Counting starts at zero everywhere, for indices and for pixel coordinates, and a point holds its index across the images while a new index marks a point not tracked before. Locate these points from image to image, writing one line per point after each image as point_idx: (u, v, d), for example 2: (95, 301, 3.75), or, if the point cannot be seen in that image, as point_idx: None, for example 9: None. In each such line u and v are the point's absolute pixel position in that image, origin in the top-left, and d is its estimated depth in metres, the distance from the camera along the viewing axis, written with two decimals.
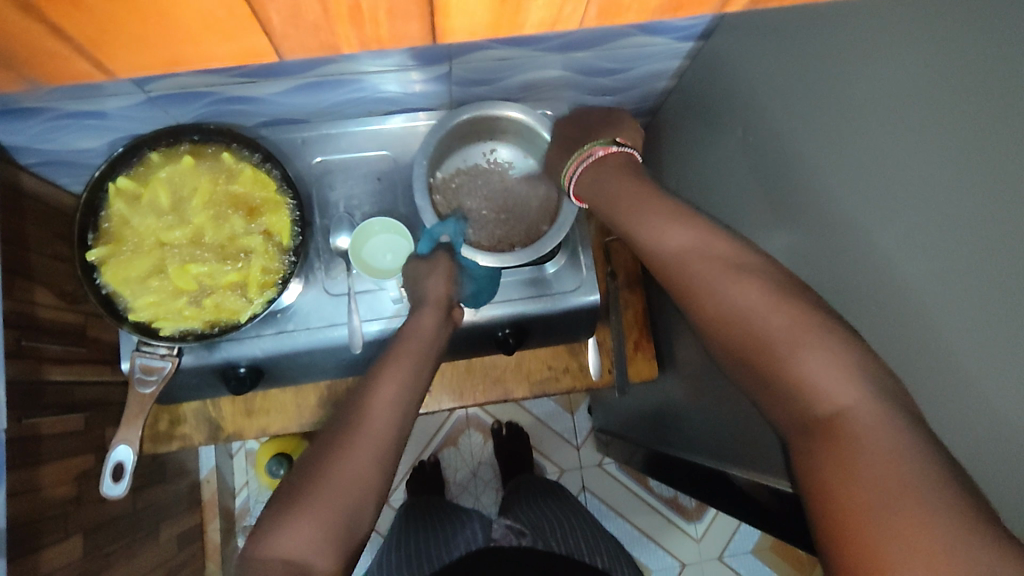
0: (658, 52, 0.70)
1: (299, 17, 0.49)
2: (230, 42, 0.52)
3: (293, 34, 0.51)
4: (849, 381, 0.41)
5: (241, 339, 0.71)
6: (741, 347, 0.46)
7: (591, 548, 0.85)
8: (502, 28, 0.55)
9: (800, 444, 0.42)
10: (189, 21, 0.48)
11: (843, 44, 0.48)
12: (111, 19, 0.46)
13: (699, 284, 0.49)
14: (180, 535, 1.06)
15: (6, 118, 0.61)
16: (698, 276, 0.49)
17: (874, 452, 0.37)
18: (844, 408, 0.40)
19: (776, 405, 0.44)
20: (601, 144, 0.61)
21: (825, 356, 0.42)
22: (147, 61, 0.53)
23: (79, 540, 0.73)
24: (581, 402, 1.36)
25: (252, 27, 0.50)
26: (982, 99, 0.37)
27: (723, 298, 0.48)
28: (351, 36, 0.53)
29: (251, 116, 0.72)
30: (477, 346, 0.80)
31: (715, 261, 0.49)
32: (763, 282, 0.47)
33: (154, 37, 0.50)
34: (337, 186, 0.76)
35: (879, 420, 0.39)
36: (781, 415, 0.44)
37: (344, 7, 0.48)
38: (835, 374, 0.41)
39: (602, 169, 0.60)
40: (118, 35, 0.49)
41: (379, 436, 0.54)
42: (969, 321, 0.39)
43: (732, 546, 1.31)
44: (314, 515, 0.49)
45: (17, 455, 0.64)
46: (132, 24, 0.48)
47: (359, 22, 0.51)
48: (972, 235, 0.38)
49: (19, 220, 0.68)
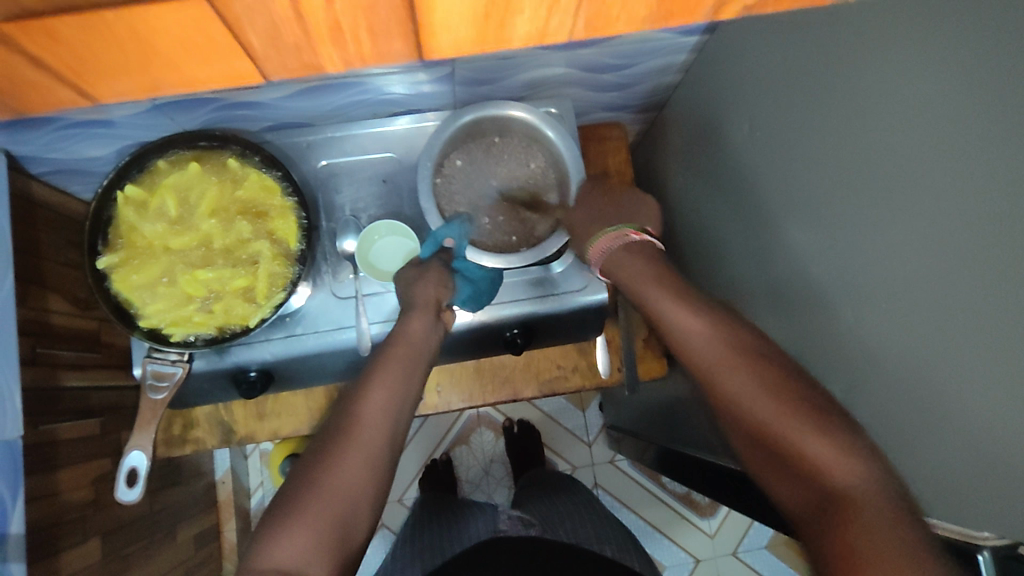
0: (662, 47, 0.70)
1: (279, 38, 0.43)
2: (212, 63, 0.47)
3: (274, 55, 0.46)
4: (852, 468, 0.45)
5: (250, 344, 0.71)
6: (755, 432, 0.51)
7: (602, 539, 0.85)
8: (489, 42, 0.48)
9: (809, 523, 0.46)
10: (168, 42, 0.43)
11: (843, 37, 0.47)
12: (83, 43, 0.42)
13: (715, 371, 0.54)
14: (198, 535, 1.07)
15: (13, 130, 0.61)
16: (713, 363, 0.54)
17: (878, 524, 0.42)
18: (849, 485, 0.45)
19: (785, 487, 0.49)
20: (633, 228, 0.63)
21: (830, 440, 0.47)
22: (130, 87, 0.48)
23: (98, 542, 0.74)
24: (592, 398, 1.35)
25: (229, 46, 0.44)
26: (981, 90, 0.36)
27: (735, 381, 0.53)
28: (335, 58, 0.47)
29: (257, 120, 0.73)
30: (485, 347, 0.80)
31: (727, 354, 0.54)
32: (765, 375, 0.52)
33: (128, 59, 0.44)
34: (343, 189, 0.76)
35: (883, 497, 0.44)
36: (788, 498, 0.49)
37: (325, 27, 0.43)
38: (841, 456, 0.46)
39: (630, 253, 0.62)
40: (93, 57, 0.43)
41: (371, 439, 0.54)
42: (976, 316, 0.38)
43: (747, 542, 1.30)
44: (306, 521, 0.49)
45: (36, 461, 0.64)
46: (105, 46, 0.42)
47: (341, 43, 0.45)
48: (975, 225, 0.37)
49: (31, 229, 0.69)
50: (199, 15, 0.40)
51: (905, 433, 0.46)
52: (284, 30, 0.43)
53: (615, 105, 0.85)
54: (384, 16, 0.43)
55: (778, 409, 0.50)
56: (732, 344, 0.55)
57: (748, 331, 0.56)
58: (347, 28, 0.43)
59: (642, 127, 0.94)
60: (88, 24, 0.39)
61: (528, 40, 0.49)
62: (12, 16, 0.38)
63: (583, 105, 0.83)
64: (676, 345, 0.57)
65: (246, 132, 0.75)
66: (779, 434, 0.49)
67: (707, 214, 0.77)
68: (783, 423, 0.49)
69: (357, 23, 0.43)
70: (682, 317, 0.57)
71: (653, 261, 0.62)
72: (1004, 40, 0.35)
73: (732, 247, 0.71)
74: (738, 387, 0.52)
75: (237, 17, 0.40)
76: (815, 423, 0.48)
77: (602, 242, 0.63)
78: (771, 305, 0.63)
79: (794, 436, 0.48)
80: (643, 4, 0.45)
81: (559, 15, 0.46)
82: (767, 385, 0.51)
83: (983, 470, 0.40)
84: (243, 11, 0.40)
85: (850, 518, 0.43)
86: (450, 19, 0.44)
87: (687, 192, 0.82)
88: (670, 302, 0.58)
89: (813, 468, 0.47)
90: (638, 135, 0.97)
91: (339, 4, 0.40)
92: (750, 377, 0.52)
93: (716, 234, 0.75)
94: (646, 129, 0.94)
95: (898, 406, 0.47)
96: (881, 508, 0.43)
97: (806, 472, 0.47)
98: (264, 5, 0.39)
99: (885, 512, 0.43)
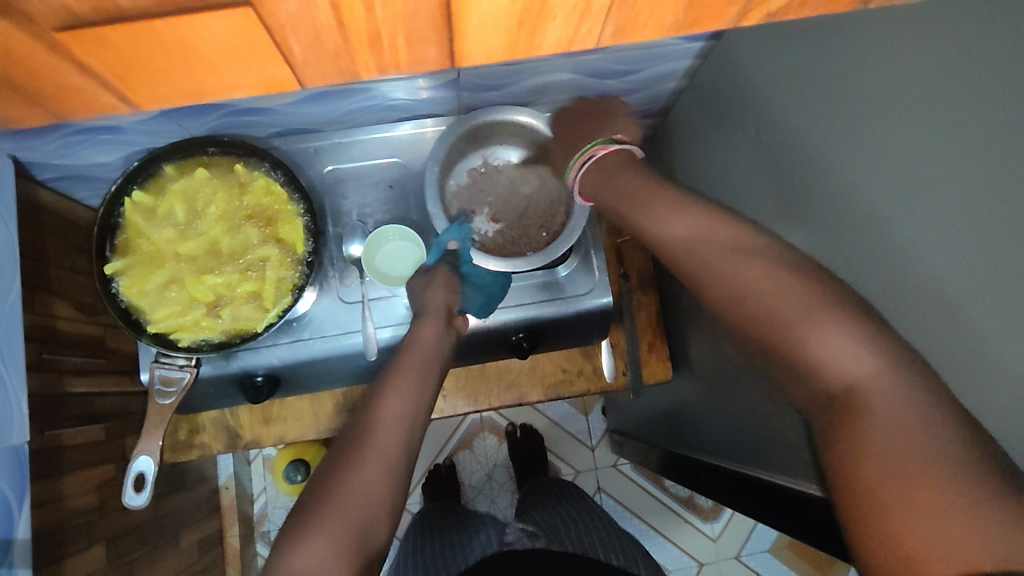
0: (666, 53, 0.71)
1: (320, 46, 0.43)
2: (249, 72, 0.45)
3: (314, 61, 0.45)
4: (855, 354, 0.42)
5: (258, 349, 0.72)
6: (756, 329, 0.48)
7: (607, 548, 0.85)
8: (519, 50, 0.47)
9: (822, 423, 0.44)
10: (214, 51, 0.42)
11: (852, 46, 0.48)
12: (128, 49, 0.40)
13: (719, 273, 0.51)
14: (200, 541, 1.07)
15: (21, 137, 0.61)
16: (720, 266, 0.51)
17: (891, 416, 0.39)
18: (850, 372, 0.42)
19: (798, 383, 0.46)
20: (601, 143, 0.66)
21: (834, 331, 0.43)
22: (173, 92, 0.47)
23: (102, 549, 0.73)
24: (595, 403, 1.36)
25: (271, 57, 0.43)
26: (993, 102, 0.37)
27: (749, 282, 0.48)
28: (371, 63, 0.46)
29: (263, 126, 0.72)
30: (490, 351, 0.80)
31: (731, 258, 0.51)
32: (764, 264, 0.49)
33: (172, 66, 0.43)
34: (350, 195, 0.77)
35: (889, 380, 0.40)
36: (800, 392, 0.46)
37: (364, 34, 0.42)
38: (852, 345, 0.42)
39: (604, 166, 0.65)
40: (139, 64, 0.42)
41: (388, 450, 0.54)
42: (985, 321, 0.39)
43: (749, 546, 1.30)
44: (326, 535, 0.49)
45: (42, 466, 0.65)
46: (152, 54, 0.41)
47: (377, 50, 0.44)
48: (988, 228, 0.38)
49: (38, 234, 0.69)
50: (244, 25, 0.39)
51: None
52: (326, 38, 0.42)
53: None
54: (422, 24, 0.42)
55: (786, 304, 0.46)
56: (734, 247, 0.51)
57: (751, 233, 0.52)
58: (384, 34, 0.42)
59: (646, 132, 0.95)
60: (136, 32, 0.38)
61: (558, 45, 0.48)
62: (62, 25, 0.36)
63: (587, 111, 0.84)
64: (690, 262, 0.54)
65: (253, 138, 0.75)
66: (781, 332, 0.46)
67: None
68: (792, 328, 0.45)
69: (395, 31, 0.42)
70: (685, 224, 0.55)
71: (640, 175, 0.63)
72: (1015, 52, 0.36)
73: None
74: (746, 292, 0.48)
75: (281, 28, 0.40)
76: (826, 319, 0.44)
77: (578, 164, 0.67)
78: None
79: (800, 333, 0.44)
80: (670, 11, 0.45)
81: (589, 23, 0.46)
82: (763, 271, 0.48)
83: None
84: (290, 22, 0.39)
85: (856, 415, 0.40)
86: (485, 26, 0.43)
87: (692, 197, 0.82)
88: (666, 216, 0.57)
89: (818, 363, 0.43)
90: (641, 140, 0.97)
91: (381, 12, 0.39)
92: (759, 277, 0.48)
93: None
94: (650, 135, 0.95)
95: None
96: (887, 397, 0.40)
97: (817, 372, 0.44)
98: (310, 15, 0.39)
99: (900, 402, 0.39)
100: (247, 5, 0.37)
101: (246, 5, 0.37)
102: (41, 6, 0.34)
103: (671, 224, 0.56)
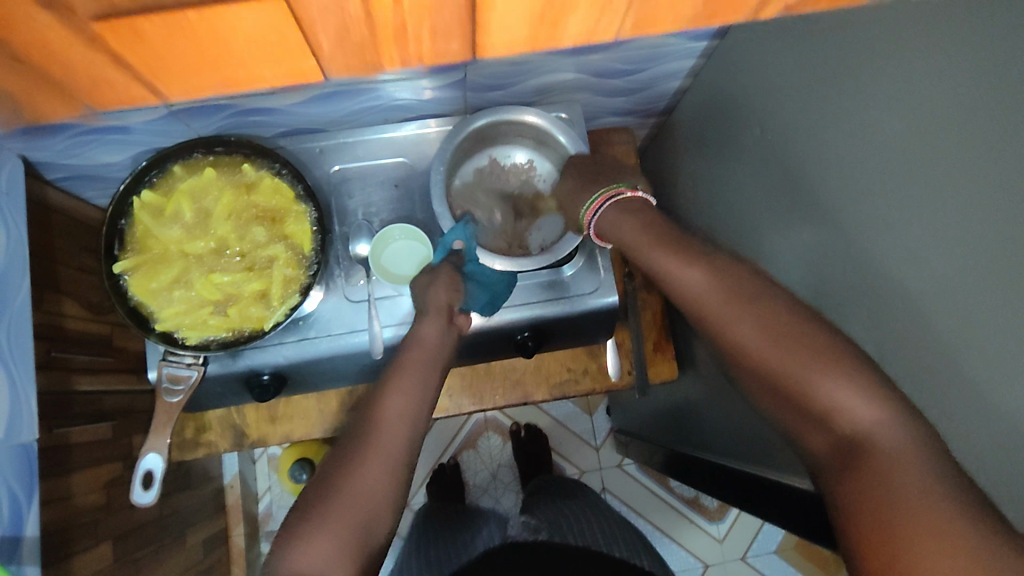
0: (670, 52, 0.71)
1: (346, 37, 0.43)
2: (275, 61, 0.46)
3: (338, 54, 0.46)
4: (858, 403, 0.43)
5: (264, 347, 0.72)
6: (761, 375, 0.49)
7: (611, 541, 0.85)
8: (538, 42, 0.49)
9: (831, 473, 0.44)
10: (243, 43, 0.43)
11: (854, 44, 0.48)
12: (160, 42, 0.41)
13: (721, 321, 0.51)
14: (206, 540, 1.07)
15: (31, 137, 0.62)
16: (720, 312, 0.52)
17: (893, 460, 0.40)
18: (853, 420, 0.43)
19: (806, 431, 0.46)
20: (626, 186, 0.64)
21: (837, 380, 0.44)
22: (205, 80, 0.47)
23: (110, 546, 0.74)
24: (599, 403, 1.36)
25: (298, 49, 0.44)
26: (994, 97, 0.37)
27: (753, 332, 0.49)
28: (395, 56, 0.48)
29: (269, 126, 0.74)
30: (495, 350, 0.80)
31: (730, 303, 0.51)
32: (762, 314, 0.49)
33: (198, 57, 0.44)
34: (355, 194, 0.76)
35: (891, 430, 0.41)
36: (808, 442, 0.46)
37: (390, 28, 0.44)
38: (864, 399, 0.43)
39: (625, 209, 0.63)
40: (172, 55, 0.43)
41: (390, 448, 0.54)
42: (988, 316, 0.39)
43: (754, 547, 1.30)
44: (327, 532, 0.49)
45: (50, 464, 0.65)
46: (184, 43, 0.42)
47: (401, 43, 0.46)
48: (990, 224, 0.38)
49: (46, 234, 0.70)
50: (276, 17, 0.40)
51: None
52: (352, 32, 0.43)
53: (625, 109, 0.85)
54: (444, 19, 0.44)
55: (787, 352, 0.47)
56: (735, 293, 0.51)
57: (757, 279, 0.52)
58: (409, 28, 0.44)
59: (651, 131, 0.95)
60: (171, 23, 0.39)
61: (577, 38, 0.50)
62: (101, 15, 0.37)
63: (592, 110, 0.84)
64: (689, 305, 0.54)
65: (259, 137, 0.76)
66: (790, 381, 0.46)
67: (717, 218, 0.77)
68: (804, 377, 0.46)
69: (420, 26, 0.44)
70: (680, 270, 0.55)
71: (646, 218, 0.61)
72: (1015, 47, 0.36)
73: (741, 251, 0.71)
74: (753, 339, 0.49)
75: (311, 21, 0.41)
76: (836, 370, 0.45)
77: (597, 202, 0.65)
78: None
79: (812, 383, 0.45)
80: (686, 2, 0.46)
81: (608, 17, 0.47)
82: (760, 320, 0.49)
83: (990, 464, 0.40)
84: (320, 16, 0.40)
85: (864, 462, 0.41)
86: (505, 18, 0.45)
87: (697, 196, 0.83)
88: (671, 258, 0.56)
89: (824, 412, 0.45)
90: (646, 139, 0.98)
91: (407, 7, 0.41)
92: (766, 325, 0.49)
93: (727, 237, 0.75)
94: (654, 133, 0.95)
95: None
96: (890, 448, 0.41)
97: (828, 422, 0.44)
98: (340, 8, 0.39)
99: (910, 458, 0.40)
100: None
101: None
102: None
103: (671, 267, 0.56)
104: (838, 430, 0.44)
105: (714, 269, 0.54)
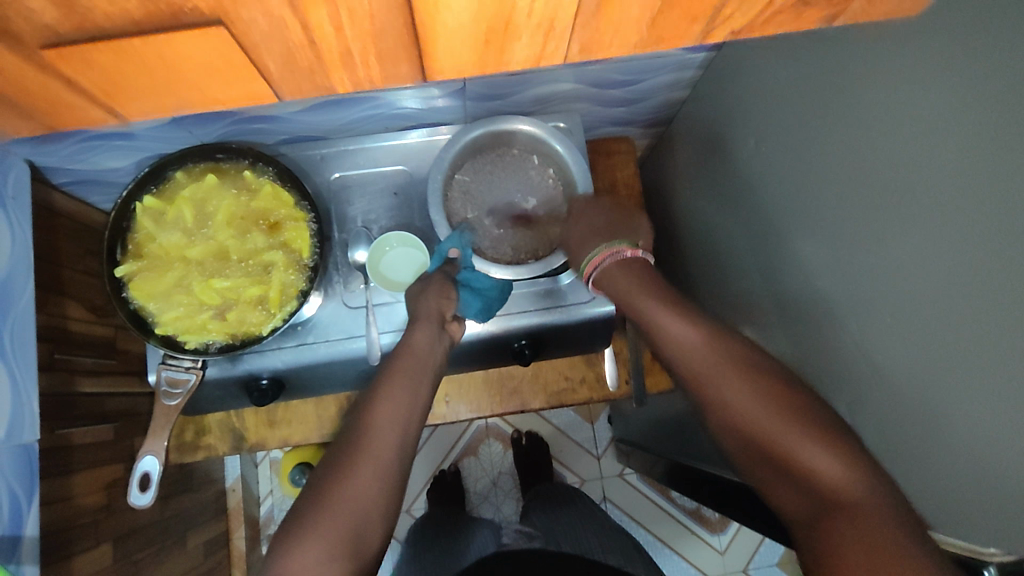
0: (667, 64, 0.71)
1: (293, 62, 0.40)
2: (232, 87, 0.43)
3: (292, 77, 0.42)
4: (835, 467, 0.45)
5: (262, 352, 0.72)
6: (747, 438, 0.50)
7: (605, 550, 0.84)
8: (489, 67, 0.45)
9: (806, 533, 0.45)
10: (197, 70, 0.40)
11: (845, 54, 0.49)
12: (110, 69, 0.38)
13: (709, 382, 0.54)
14: (206, 543, 1.08)
15: (37, 143, 0.63)
16: (708, 373, 0.54)
17: (872, 525, 0.41)
18: (832, 483, 0.44)
19: (788, 497, 0.47)
20: (628, 244, 0.64)
21: (821, 446, 0.46)
22: (162, 107, 0.44)
23: (109, 547, 0.75)
24: (600, 412, 1.36)
25: (250, 75, 0.41)
26: (977, 106, 0.38)
27: (731, 393, 0.52)
28: (346, 81, 0.43)
29: (272, 132, 0.76)
30: (493, 358, 0.80)
31: (716, 365, 0.54)
32: (754, 384, 0.52)
33: (153, 85, 0.41)
34: (355, 201, 0.77)
35: (871, 499, 0.43)
36: (787, 507, 0.47)
37: (336, 52, 0.40)
38: (839, 464, 0.45)
39: (625, 269, 0.63)
40: (127, 86, 0.41)
41: (380, 452, 0.55)
42: (978, 322, 0.39)
43: (757, 559, 1.29)
44: (318, 535, 0.49)
45: (52, 464, 0.66)
46: (138, 72, 0.39)
47: (349, 65, 0.41)
48: (978, 231, 0.38)
49: (52, 237, 0.71)
50: (221, 44, 0.37)
51: (912, 446, 0.47)
52: (298, 55, 0.40)
53: (624, 120, 0.86)
54: (390, 43, 0.40)
55: (771, 415, 0.49)
56: (728, 358, 0.54)
57: (750, 350, 0.55)
58: (354, 52, 0.40)
59: (651, 141, 0.95)
60: (120, 53, 0.37)
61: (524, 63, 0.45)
62: (49, 44, 0.35)
63: (591, 120, 0.84)
64: (677, 360, 0.57)
65: (263, 144, 0.78)
66: (775, 445, 0.48)
67: (716, 227, 0.77)
68: (780, 437, 0.48)
69: (366, 50, 0.40)
70: (677, 329, 0.57)
71: (646, 278, 0.61)
72: (994, 57, 0.36)
73: (741, 260, 0.71)
74: (733, 401, 0.52)
75: (256, 46, 0.38)
76: (803, 427, 0.48)
77: (599, 256, 0.64)
78: (787, 313, 0.62)
79: (786, 444, 0.48)
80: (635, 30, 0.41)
81: (555, 41, 0.42)
82: (752, 387, 0.52)
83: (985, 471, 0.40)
84: (261, 38, 0.37)
85: (839, 523, 0.42)
86: (454, 43, 0.41)
87: (696, 206, 0.83)
88: (666, 315, 0.58)
89: (806, 476, 0.46)
90: (646, 149, 0.98)
91: (349, 31, 0.37)
92: (745, 389, 0.52)
93: (727, 248, 0.75)
94: (654, 144, 0.96)
95: (907, 414, 0.47)
96: (872, 511, 0.42)
97: (798, 480, 0.47)
98: (279, 30, 0.36)
99: (872, 515, 0.42)
100: (219, 25, 0.35)
101: (218, 24, 0.35)
102: (28, 27, 0.34)
103: (661, 325, 0.58)
104: (817, 493, 0.45)
105: (708, 333, 0.56)
